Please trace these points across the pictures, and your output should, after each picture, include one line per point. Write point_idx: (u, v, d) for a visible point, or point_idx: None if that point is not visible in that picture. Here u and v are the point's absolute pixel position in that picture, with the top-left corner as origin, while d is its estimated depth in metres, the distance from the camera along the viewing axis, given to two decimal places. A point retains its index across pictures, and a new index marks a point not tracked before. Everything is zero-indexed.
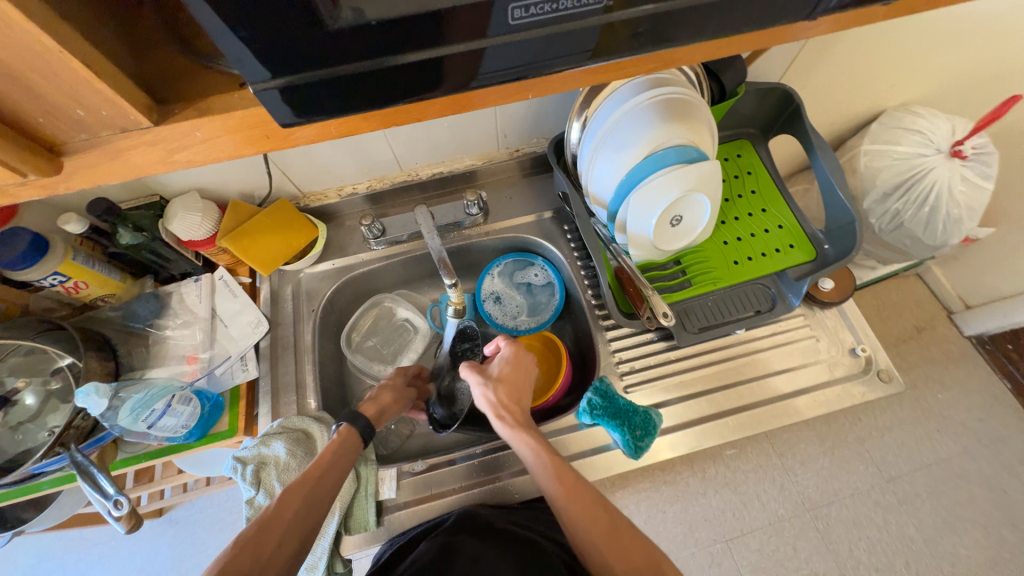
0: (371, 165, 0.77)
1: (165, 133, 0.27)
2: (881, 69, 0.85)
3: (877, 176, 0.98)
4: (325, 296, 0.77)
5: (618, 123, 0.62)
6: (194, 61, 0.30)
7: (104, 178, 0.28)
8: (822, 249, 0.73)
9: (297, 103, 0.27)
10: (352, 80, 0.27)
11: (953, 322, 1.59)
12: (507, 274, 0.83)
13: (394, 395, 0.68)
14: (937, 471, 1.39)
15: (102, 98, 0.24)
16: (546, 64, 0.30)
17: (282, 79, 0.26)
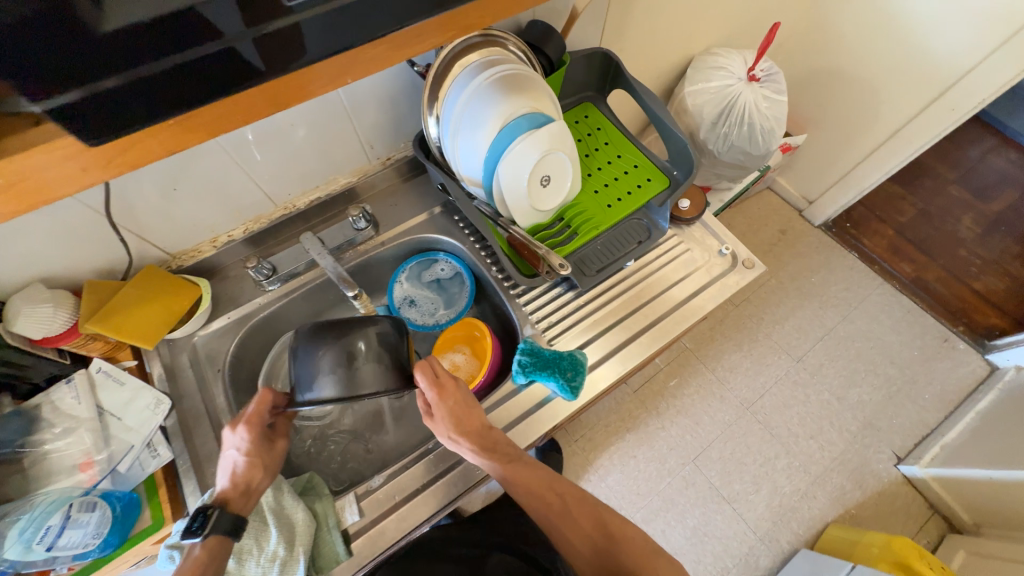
0: (241, 207, 0.74)
1: None
2: (675, 21, 1.01)
3: (703, 112, 1.15)
4: (228, 352, 0.73)
5: (466, 106, 0.67)
6: None
7: None
8: (672, 176, 0.84)
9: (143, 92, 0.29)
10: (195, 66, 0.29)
11: (805, 218, 1.89)
12: (416, 276, 0.86)
13: (270, 471, 0.59)
14: (829, 340, 1.65)
15: None
16: (393, 22, 0.34)
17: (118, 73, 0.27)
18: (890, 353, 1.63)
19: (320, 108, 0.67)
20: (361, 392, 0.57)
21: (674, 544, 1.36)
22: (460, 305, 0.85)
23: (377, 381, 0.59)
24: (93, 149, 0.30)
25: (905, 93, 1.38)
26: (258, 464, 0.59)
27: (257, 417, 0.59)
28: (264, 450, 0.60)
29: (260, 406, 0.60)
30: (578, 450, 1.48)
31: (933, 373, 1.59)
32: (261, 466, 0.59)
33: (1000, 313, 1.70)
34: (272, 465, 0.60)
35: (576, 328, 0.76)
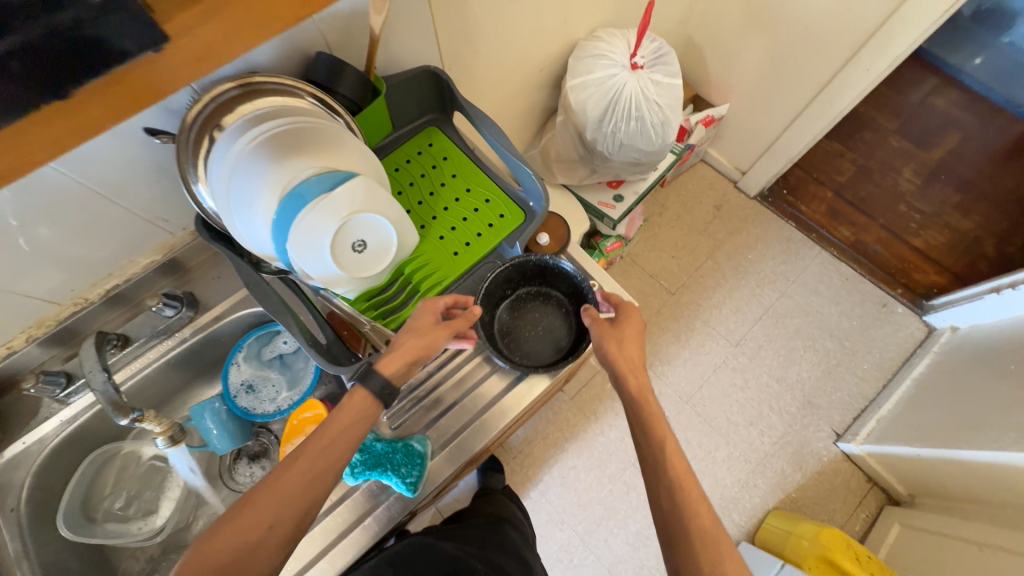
0: (10, 317, 0.63)
1: None
2: (533, 11, 0.88)
3: (587, 108, 1.02)
4: (26, 485, 0.64)
5: (232, 179, 0.56)
6: None
7: None
8: (527, 207, 0.75)
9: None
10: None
11: (740, 190, 1.79)
12: (252, 355, 0.76)
13: (422, 347, 0.61)
14: (767, 319, 1.60)
15: None
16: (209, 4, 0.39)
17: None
18: (828, 326, 1.59)
19: (57, 200, 0.55)
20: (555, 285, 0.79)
21: (618, 551, 1.35)
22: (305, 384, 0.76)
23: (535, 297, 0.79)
24: None
25: (817, 55, 1.27)
26: (417, 337, 0.61)
27: (431, 304, 0.63)
28: (428, 335, 0.62)
29: (435, 298, 0.65)
30: (518, 467, 1.43)
31: (871, 341, 1.56)
32: (414, 338, 0.61)
33: (939, 270, 1.65)
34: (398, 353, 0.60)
35: (429, 400, 0.71)
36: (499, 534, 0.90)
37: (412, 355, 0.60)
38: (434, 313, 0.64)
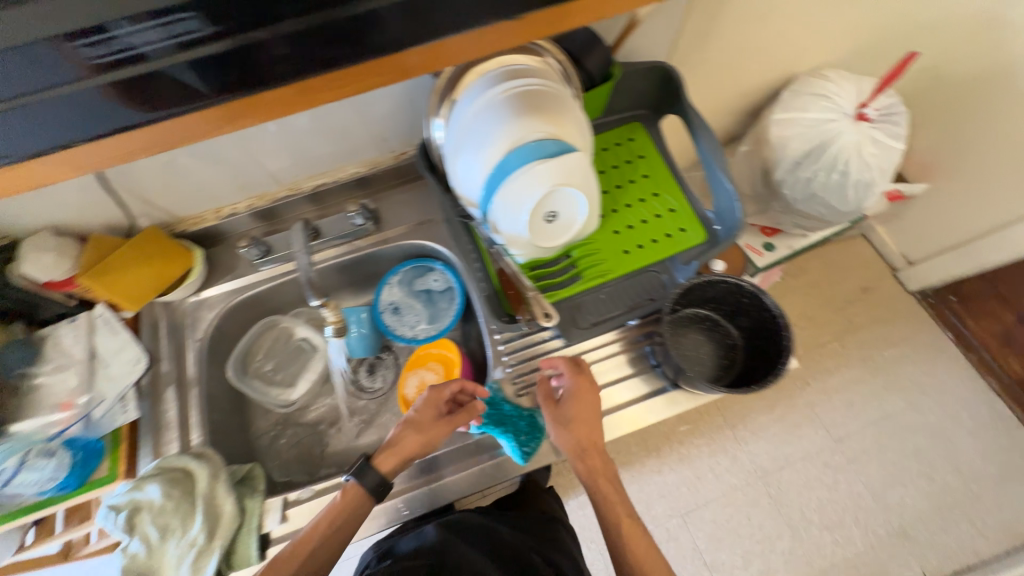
0: (245, 183, 0.73)
1: None
2: (776, 32, 0.83)
3: (787, 146, 0.95)
4: (212, 324, 0.74)
5: (473, 123, 0.59)
6: None
7: None
8: (712, 231, 0.71)
9: (200, 73, 0.41)
10: (251, 52, 0.41)
11: (897, 279, 1.59)
12: (405, 281, 0.81)
13: (422, 446, 0.64)
14: (882, 427, 1.42)
15: None
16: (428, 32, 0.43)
17: (183, 55, 0.40)
18: (957, 461, 1.37)
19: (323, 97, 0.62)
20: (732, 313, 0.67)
21: None
22: (442, 324, 0.80)
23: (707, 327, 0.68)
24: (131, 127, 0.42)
25: None
26: (417, 435, 0.65)
27: (431, 396, 0.66)
28: (427, 429, 0.65)
29: (440, 388, 0.67)
30: (564, 470, 1.42)
31: (1005, 498, 1.33)
32: (417, 436, 0.64)
33: None
34: (407, 445, 0.64)
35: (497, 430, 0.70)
36: (555, 534, 0.88)
37: (408, 457, 0.64)
38: (436, 403, 0.67)
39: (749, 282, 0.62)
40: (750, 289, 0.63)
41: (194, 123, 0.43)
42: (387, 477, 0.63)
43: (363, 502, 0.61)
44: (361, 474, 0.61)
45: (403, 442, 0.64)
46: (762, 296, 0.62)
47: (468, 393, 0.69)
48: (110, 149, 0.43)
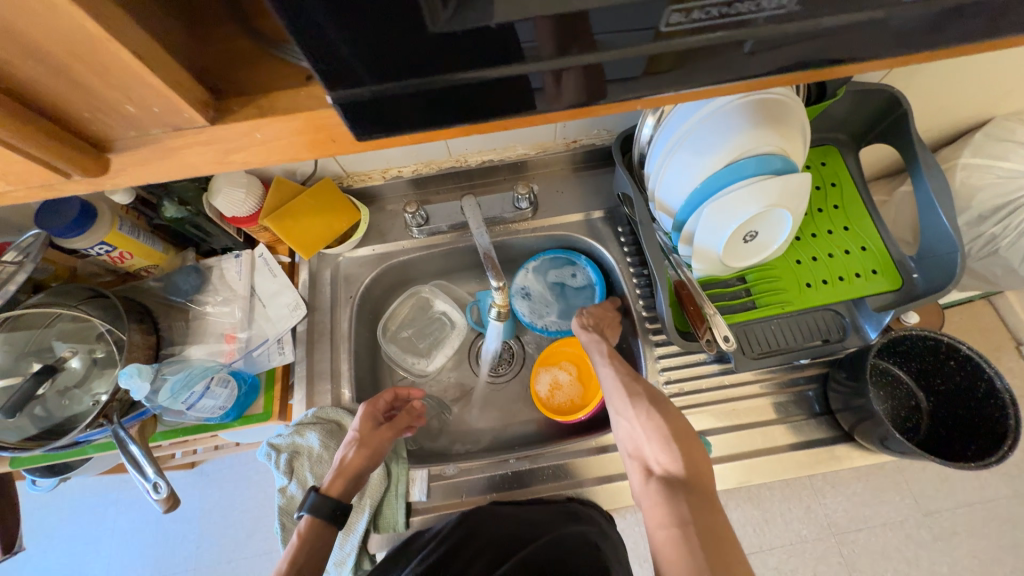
0: (419, 150, 0.72)
1: (219, 132, 0.27)
2: (1010, 77, 0.74)
3: (974, 196, 0.86)
4: (363, 283, 0.75)
5: (700, 124, 0.55)
6: (246, 53, 0.28)
7: (151, 173, 0.28)
8: (910, 279, 0.64)
9: (361, 116, 0.26)
10: (441, 92, 0.26)
11: None
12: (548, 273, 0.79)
13: (367, 460, 0.58)
14: (978, 511, 1.10)
15: (153, 91, 0.24)
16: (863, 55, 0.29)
17: (352, 91, 0.25)
18: None
19: None
20: (927, 373, 0.62)
21: None
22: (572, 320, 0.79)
23: (892, 388, 0.63)
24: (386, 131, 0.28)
25: None
26: (359, 452, 0.59)
27: (370, 407, 0.62)
28: (369, 442, 0.61)
29: (374, 400, 0.64)
30: None
31: None
32: (357, 453, 0.59)
33: None
34: (351, 464, 0.59)
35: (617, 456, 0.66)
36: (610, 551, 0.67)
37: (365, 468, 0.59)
38: (373, 416, 0.63)
39: (967, 345, 0.56)
40: (966, 351, 0.57)
41: (326, 150, 0.28)
42: (340, 501, 0.57)
43: (324, 531, 0.54)
44: (314, 506, 0.55)
45: (349, 464, 0.58)
46: (983, 364, 0.56)
47: (402, 399, 0.68)
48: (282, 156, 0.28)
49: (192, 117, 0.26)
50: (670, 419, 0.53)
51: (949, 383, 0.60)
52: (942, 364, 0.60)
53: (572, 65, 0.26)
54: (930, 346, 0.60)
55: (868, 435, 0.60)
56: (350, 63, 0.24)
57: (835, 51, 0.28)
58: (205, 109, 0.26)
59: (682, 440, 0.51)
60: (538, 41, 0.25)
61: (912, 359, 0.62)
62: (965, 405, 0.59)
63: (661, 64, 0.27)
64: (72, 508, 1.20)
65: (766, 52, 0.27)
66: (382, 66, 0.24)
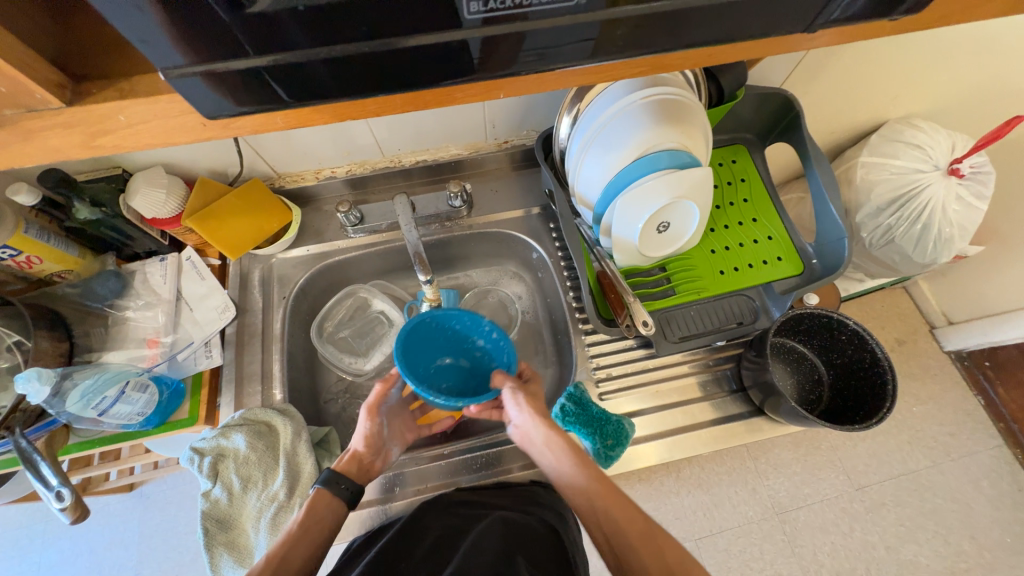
0: (352, 149, 0.73)
1: (79, 115, 0.28)
2: (893, 83, 0.83)
3: (872, 190, 0.95)
4: (298, 283, 0.74)
5: (608, 122, 0.59)
6: (116, 45, 0.29)
7: (16, 159, 0.29)
8: (809, 264, 0.70)
9: (290, 82, 0.28)
10: (360, 58, 0.27)
11: (932, 336, 1.25)
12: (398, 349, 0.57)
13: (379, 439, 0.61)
14: (908, 482, 1.09)
15: (2, 76, 0.25)
16: (696, 37, 0.31)
17: (271, 57, 0.26)
18: None
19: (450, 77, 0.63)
20: (825, 349, 0.69)
21: None
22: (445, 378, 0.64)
23: (790, 366, 0.70)
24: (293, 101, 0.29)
25: None
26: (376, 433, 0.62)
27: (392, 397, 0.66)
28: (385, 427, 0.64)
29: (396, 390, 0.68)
30: None
31: None
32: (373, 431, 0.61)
33: None
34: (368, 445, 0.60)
35: None
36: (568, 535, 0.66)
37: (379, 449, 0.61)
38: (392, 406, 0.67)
39: (853, 320, 0.63)
40: (852, 326, 0.63)
41: (204, 134, 0.31)
42: (346, 473, 0.58)
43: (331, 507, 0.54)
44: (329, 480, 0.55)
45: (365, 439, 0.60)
46: (867, 337, 0.62)
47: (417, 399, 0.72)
48: (154, 139, 0.30)
49: (47, 98, 0.27)
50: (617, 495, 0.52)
51: (841, 355, 0.67)
52: (833, 339, 0.67)
53: (492, 35, 0.28)
54: (824, 323, 0.67)
55: (773, 407, 0.65)
56: (187, 43, 0.24)
57: (667, 41, 0.30)
58: (60, 91, 0.27)
59: (630, 510, 0.51)
60: (420, 19, 0.26)
61: (810, 336, 0.69)
62: (856, 374, 0.65)
63: (532, 41, 0.29)
64: None
65: (605, 38, 0.30)
66: (288, 35, 0.25)
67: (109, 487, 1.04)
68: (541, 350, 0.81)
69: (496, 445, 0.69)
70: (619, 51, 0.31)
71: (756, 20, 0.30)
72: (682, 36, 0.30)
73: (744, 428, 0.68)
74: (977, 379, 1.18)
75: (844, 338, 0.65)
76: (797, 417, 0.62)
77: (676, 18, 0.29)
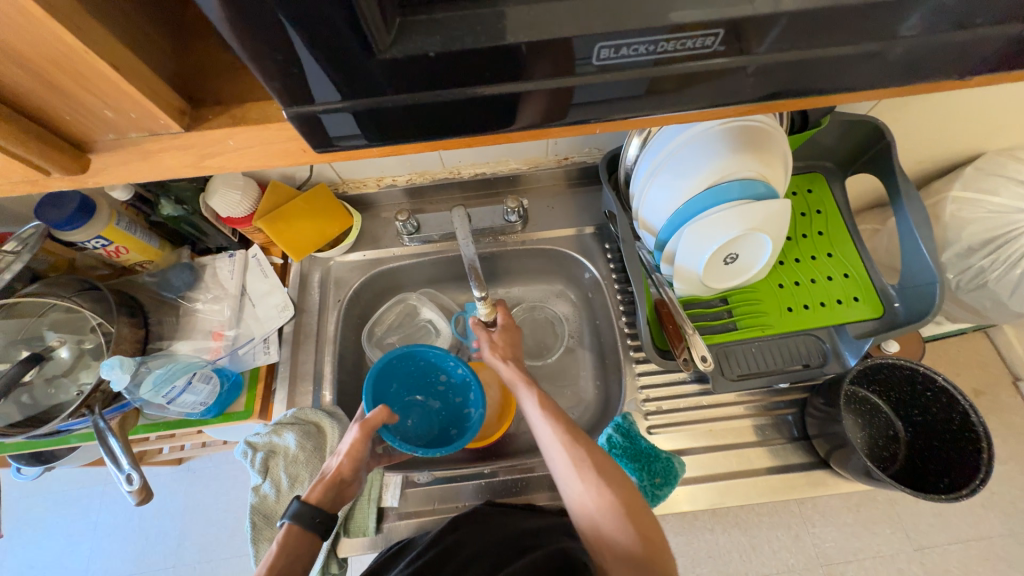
0: (414, 160, 0.74)
1: (193, 137, 0.30)
2: (997, 114, 0.75)
3: (962, 229, 0.86)
4: (352, 287, 0.76)
5: (680, 148, 0.57)
6: (228, 72, 0.31)
7: (133, 174, 0.31)
8: (891, 308, 0.64)
9: (369, 124, 0.28)
10: (435, 105, 0.27)
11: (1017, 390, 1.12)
12: (374, 390, 0.66)
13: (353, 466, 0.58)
14: (978, 550, 0.98)
15: (133, 102, 0.27)
16: (806, 82, 0.29)
17: (350, 103, 0.26)
18: None
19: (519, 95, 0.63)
20: (905, 404, 0.63)
21: None
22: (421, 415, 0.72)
23: (864, 418, 0.65)
24: (371, 143, 0.30)
25: None
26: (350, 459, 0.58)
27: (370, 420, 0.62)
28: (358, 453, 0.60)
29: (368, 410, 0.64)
30: None
31: None
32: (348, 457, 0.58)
33: None
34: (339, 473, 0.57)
35: None
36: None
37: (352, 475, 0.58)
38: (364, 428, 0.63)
39: (944, 376, 0.57)
40: (941, 383, 0.58)
41: (299, 158, 0.31)
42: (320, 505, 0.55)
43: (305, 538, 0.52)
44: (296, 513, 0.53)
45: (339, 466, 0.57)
46: (959, 397, 0.57)
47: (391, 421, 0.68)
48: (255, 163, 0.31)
49: (168, 123, 0.29)
50: (622, 499, 0.51)
51: (925, 414, 0.61)
52: (916, 395, 0.61)
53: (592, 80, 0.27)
54: (908, 376, 0.61)
55: (841, 463, 0.60)
56: (306, 85, 0.25)
57: (780, 85, 0.28)
58: (180, 116, 0.29)
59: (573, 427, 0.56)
60: (523, 65, 0.26)
61: (889, 388, 0.64)
62: (942, 437, 0.59)
63: (626, 89, 0.28)
64: (58, 499, 1.20)
65: (709, 82, 0.28)
66: (372, 83, 0.25)
67: (160, 459, 1.10)
68: (582, 372, 0.79)
69: (533, 468, 0.68)
70: (721, 95, 0.29)
71: (878, 70, 0.28)
72: (792, 82, 0.28)
73: (803, 479, 0.63)
74: None
75: (930, 395, 0.59)
76: (870, 477, 0.56)
77: (789, 64, 0.27)
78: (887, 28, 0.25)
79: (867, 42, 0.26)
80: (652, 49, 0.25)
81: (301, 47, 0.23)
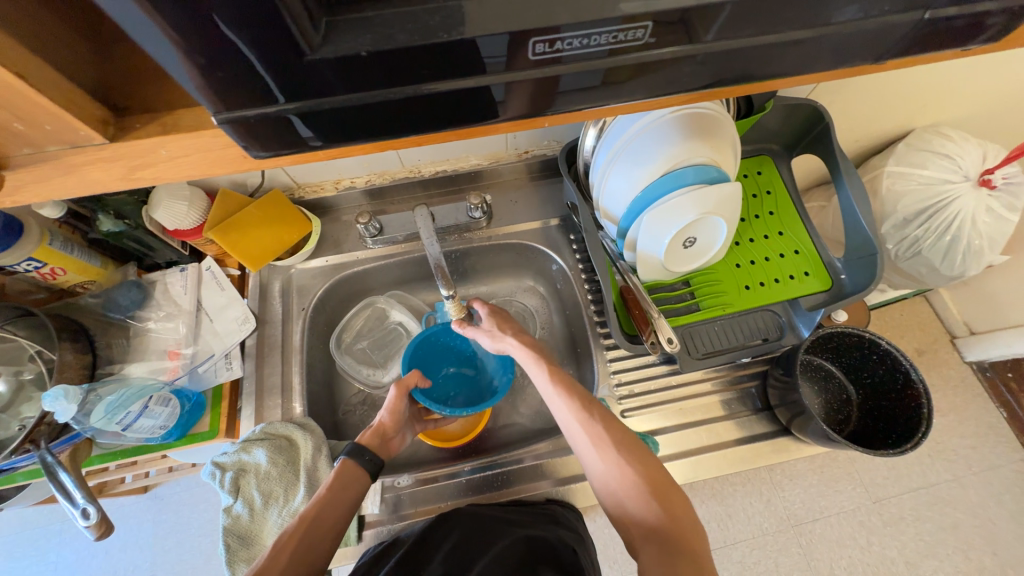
0: (372, 161, 0.72)
1: (122, 148, 0.28)
2: (922, 92, 0.81)
3: (898, 201, 0.93)
4: (316, 294, 0.74)
5: (635, 137, 0.58)
6: (157, 80, 0.29)
7: (57, 190, 0.29)
8: (838, 280, 0.68)
9: (319, 125, 0.27)
10: (385, 105, 0.27)
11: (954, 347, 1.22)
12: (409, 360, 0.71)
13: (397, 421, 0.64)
14: (927, 496, 1.07)
15: (48, 113, 0.25)
16: (741, 70, 0.30)
17: (296, 104, 0.26)
18: None
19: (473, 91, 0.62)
20: (856, 369, 0.67)
21: None
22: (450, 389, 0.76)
23: (820, 385, 0.69)
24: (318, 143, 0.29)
25: None
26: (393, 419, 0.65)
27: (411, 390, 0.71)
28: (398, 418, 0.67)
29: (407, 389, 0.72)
30: None
31: None
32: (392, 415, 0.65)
33: None
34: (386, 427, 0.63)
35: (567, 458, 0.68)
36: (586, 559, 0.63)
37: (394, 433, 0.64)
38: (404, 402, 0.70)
39: (887, 340, 0.61)
40: (885, 346, 0.62)
41: (241, 166, 0.30)
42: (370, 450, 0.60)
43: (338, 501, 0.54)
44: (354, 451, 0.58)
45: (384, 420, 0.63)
46: (901, 358, 0.61)
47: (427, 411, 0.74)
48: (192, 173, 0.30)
49: (91, 134, 0.27)
50: (643, 473, 0.51)
51: (874, 376, 0.66)
52: (865, 359, 0.66)
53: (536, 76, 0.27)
54: (856, 341, 0.65)
55: (801, 429, 0.64)
56: (245, 90, 0.24)
57: (716, 74, 0.30)
58: (104, 127, 0.28)
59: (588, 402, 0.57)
60: (466, 61, 0.26)
61: (840, 355, 0.68)
62: (890, 396, 0.64)
63: (575, 82, 0.28)
64: (10, 543, 1.12)
65: (650, 73, 0.29)
66: (320, 82, 0.25)
67: (123, 489, 1.04)
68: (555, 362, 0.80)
69: (512, 461, 0.68)
70: (661, 86, 0.30)
71: (806, 56, 0.29)
72: (727, 70, 0.29)
73: (766, 446, 0.67)
74: (1001, 393, 1.15)
75: (876, 359, 0.64)
76: (827, 439, 0.60)
77: (723, 54, 0.28)
78: (809, 17, 0.27)
79: (793, 29, 0.27)
80: (597, 42, 0.26)
81: (245, 46, 0.22)
